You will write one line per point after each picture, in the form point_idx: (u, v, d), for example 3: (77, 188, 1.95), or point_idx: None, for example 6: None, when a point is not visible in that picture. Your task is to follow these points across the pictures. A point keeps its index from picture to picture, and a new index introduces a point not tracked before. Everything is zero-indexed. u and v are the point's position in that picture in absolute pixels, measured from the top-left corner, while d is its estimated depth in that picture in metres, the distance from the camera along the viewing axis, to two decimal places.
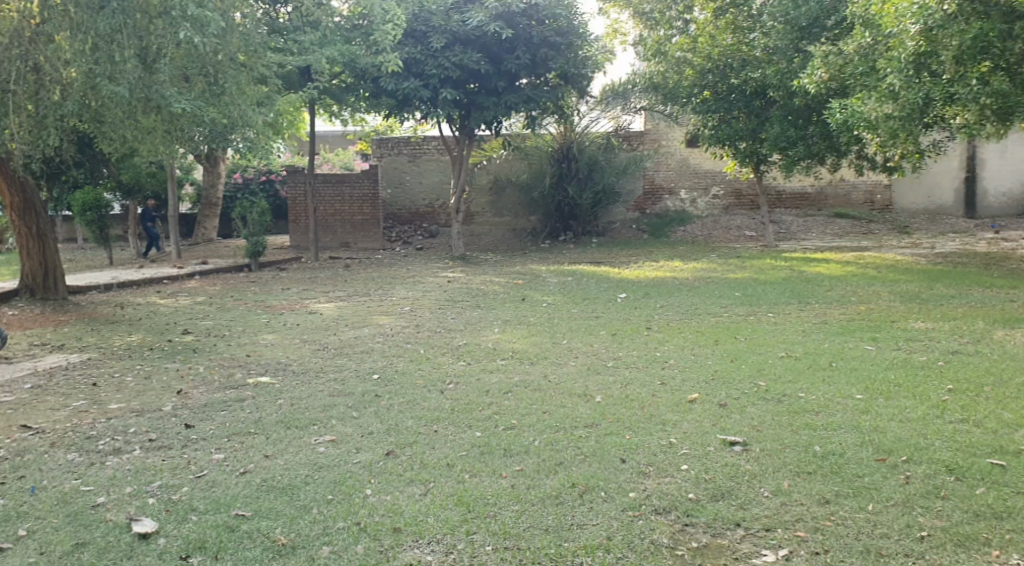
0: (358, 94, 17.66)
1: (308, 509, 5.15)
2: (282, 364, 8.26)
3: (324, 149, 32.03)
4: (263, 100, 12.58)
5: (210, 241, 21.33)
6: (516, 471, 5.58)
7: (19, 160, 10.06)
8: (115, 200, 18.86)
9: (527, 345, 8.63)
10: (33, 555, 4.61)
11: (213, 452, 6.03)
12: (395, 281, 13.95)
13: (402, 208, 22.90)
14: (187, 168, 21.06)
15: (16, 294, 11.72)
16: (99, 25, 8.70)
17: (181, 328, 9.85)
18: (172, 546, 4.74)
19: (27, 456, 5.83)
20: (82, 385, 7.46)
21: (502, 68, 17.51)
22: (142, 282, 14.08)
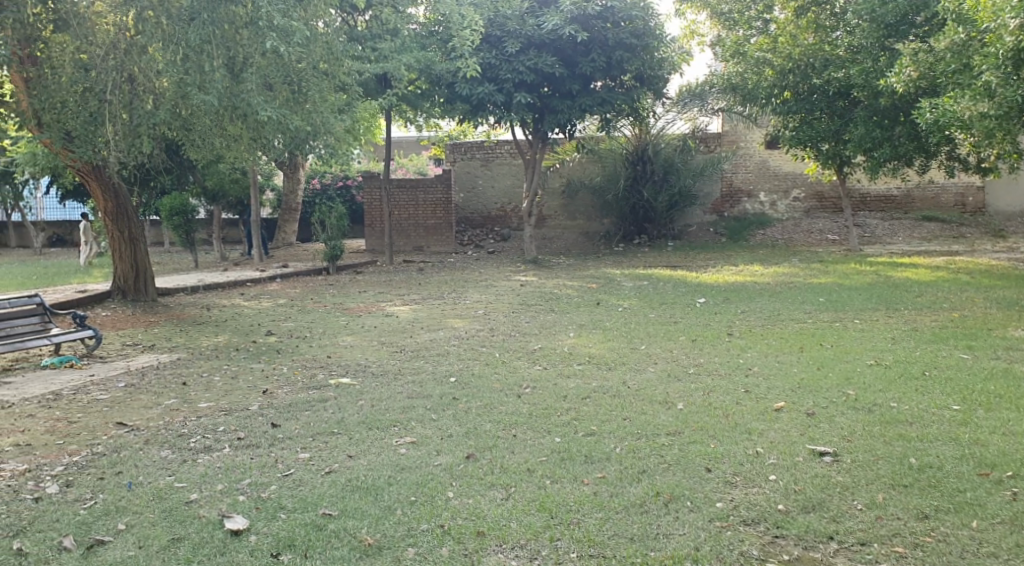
0: (433, 100, 17.91)
1: (393, 510, 5.21)
2: (362, 365, 8.39)
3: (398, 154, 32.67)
4: (342, 107, 12.83)
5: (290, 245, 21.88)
6: (598, 478, 5.52)
7: (114, 168, 10.50)
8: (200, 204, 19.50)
9: (605, 350, 8.57)
10: (133, 548, 4.78)
11: (299, 451, 6.15)
12: (468, 285, 14.04)
13: (474, 212, 23.08)
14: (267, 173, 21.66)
15: (110, 296, 12.21)
16: (190, 36, 8.98)
17: (265, 330, 10.12)
18: (263, 543, 4.84)
19: (124, 453, 6.04)
20: (173, 384, 7.71)
21: (577, 71, 17.47)
22: (227, 284, 14.52)
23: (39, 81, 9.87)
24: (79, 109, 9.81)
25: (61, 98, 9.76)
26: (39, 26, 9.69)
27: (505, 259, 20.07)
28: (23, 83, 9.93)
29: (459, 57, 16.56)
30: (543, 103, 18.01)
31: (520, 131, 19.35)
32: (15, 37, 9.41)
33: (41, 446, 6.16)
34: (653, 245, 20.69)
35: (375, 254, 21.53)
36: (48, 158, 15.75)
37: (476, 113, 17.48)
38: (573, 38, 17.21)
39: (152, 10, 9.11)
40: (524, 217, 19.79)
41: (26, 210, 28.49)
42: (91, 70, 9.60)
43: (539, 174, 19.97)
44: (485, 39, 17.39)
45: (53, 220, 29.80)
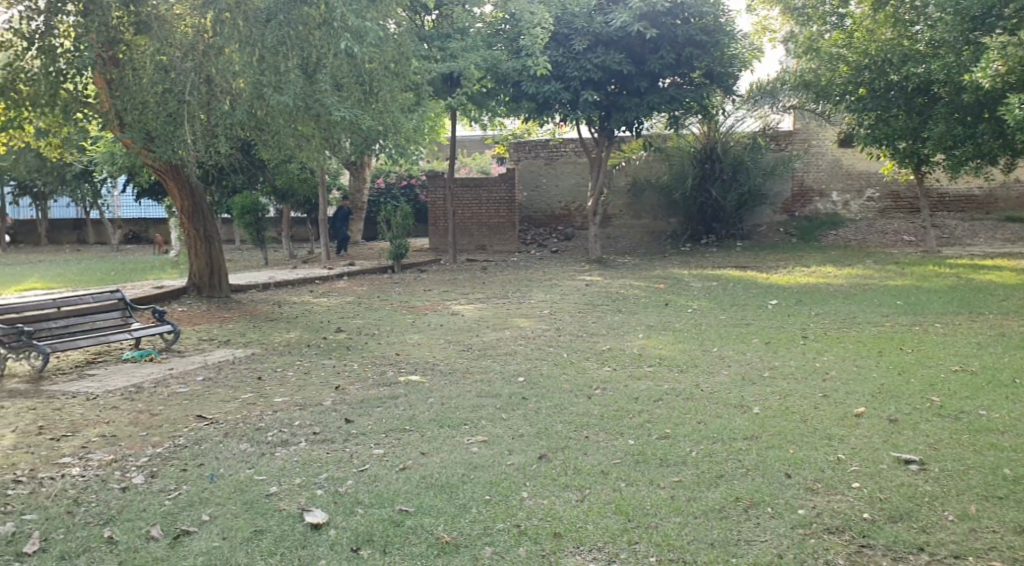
0: (499, 98, 17.98)
1: (468, 508, 5.21)
2: (430, 363, 8.44)
3: (461, 152, 32.94)
4: (411, 107, 12.95)
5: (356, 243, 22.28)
6: (674, 482, 5.45)
7: (192, 167, 10.84)
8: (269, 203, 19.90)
9: (675, 352, 8.45)
10: (217, 539, 4.86)
11: (373, 447, 6.21)
12: (532, 284, 14.03)
13: (538, 211, 23.08)
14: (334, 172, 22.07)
15: (186, 292, 12.55)
16: (267, 38, 9.27)
17: (334, 327, 10.27)
18: (342, 538, 4.88)
19: (205, 445, 6.19)
20: (249, 378, 7.88)
21: (644, 68, 17.35)
22: (296, 282, 14.78)
23: (121, 82, 10.27)
24: (159, 109, 10.11)
25: (142, 99, 10.10)
26: (122, 29, 10.07)
27: (570, 258, 19.99)
28: (105, 85, 10.42)
29: (529, 56, 16.53)
30: (610, 101, 17.92)
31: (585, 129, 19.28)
32: (99, 40, 9.80)
33: (126, 437, 6.33)
34: (721, 245, 20.40)
35: (439, 253, 21.71)
36: (126, 158, 16.33)
37: (542, 112, 17.67)
38: (642, 35, 17.07)
39: (230, 13, 9.33)
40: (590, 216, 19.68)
41: (104, 208, 29.52)
42: (171, 71, 9.89)
43: (605, 172, 19.84)
44: (553, 36, 17.43)
45: (130, 218, 30.91)
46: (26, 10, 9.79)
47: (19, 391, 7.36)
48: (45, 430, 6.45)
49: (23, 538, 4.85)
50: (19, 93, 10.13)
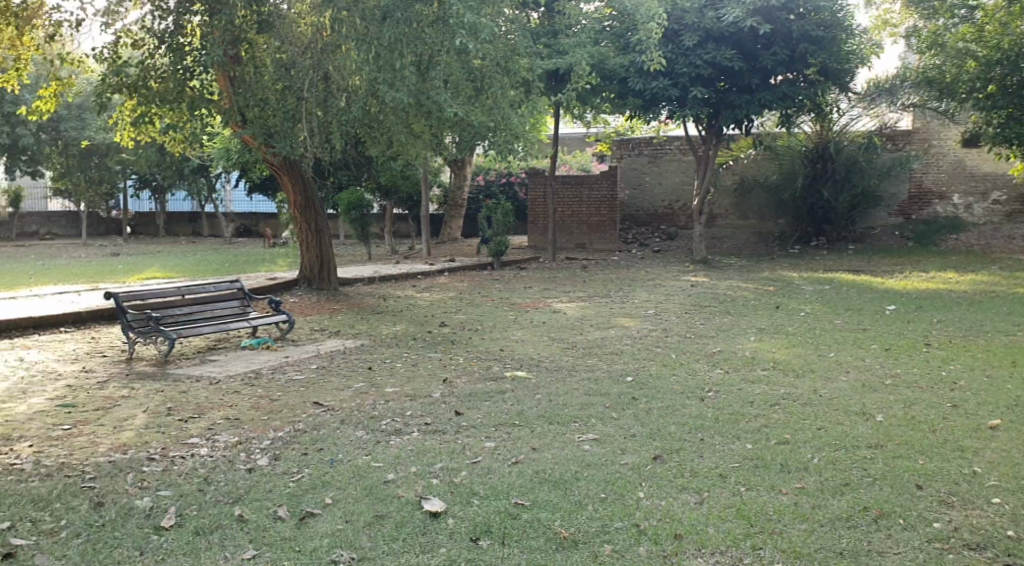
0: (605, 96, 18.02)
1: (585, 505, 5.01)
2: (536, 360, 8.48)
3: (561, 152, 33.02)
4: (518, 105, 13.09)
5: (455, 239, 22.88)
6: (798, 489, 5.21)
7: (308, 163, 11.27)
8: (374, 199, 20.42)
9: (790, 356, 8.23)
10: (341, 521, 4.71)
11: (484, 440, 6.18)
12: (635, 283, 13.94)
13: (639, 210, 22.96)
14: (436, 170, 22.60)
15: (298, 285, 12.96)
16: (383, 34, 9.48)
17: (439, 321, 10.48)
18: (461, 527, 4.70)
19: (323, 430, 6.25)
20: (360, 368, 8.10)
21: (757, 64, 17.06)
22: (400, 277, 15.11)
23: (243, 79, 10.72)
24: (279, 105, 10.65)
25: (263, 95, 10.60)
26: (246, 28, 10.47)
27: (672, 258, 19.77)
28: (228, 83, 10.97)
29: (637, 52, 16.78)
30: (719, 98, 17.70)
31: (692, 128, 19.01)
32: (224, 39, 10.21)
33: (249, 420, 6.43)
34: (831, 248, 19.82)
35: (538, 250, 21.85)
36: (241, 154, 17.22)
37: (648, 108, 17.56)
38: (755, 31, 16.85)
39: (348, 11, 9.62)
40: (694, 216, 19.38)
41: (218, 203, 30.97)
42: (291, 70, 10.31)
43: (711, 171, 19.51)
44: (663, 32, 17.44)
45: (242, 212, 32.27)
46: (157, 10, 10.44)
47: (148, 373, 7.73)
48: (173, 410, 6.57)
49: (160, 512, 4.62)
50: (150, 90, 10.89)
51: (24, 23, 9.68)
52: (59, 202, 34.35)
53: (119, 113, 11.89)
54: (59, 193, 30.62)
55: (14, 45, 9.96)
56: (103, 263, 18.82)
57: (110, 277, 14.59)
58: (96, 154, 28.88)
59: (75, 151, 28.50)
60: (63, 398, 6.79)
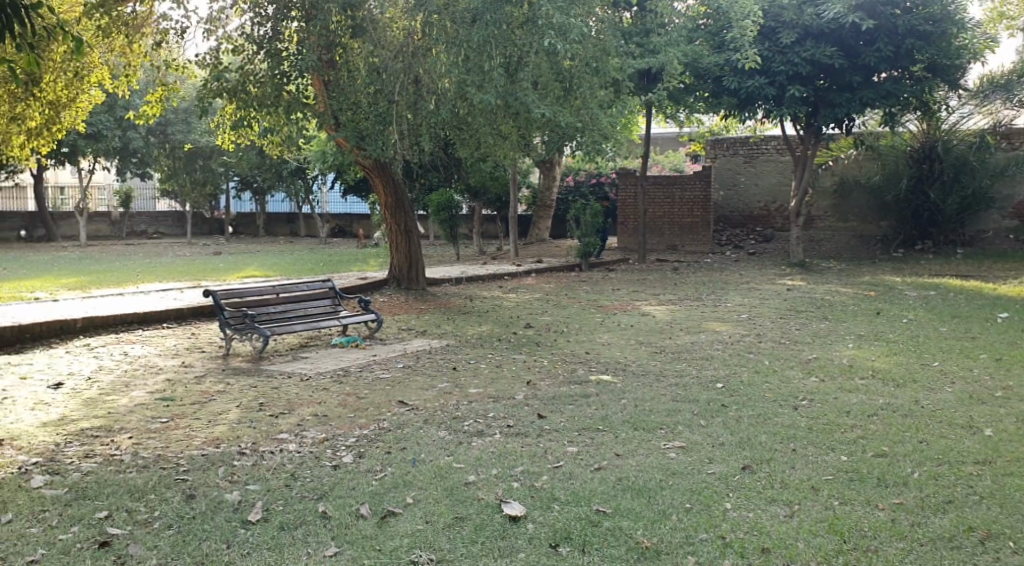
0: (698, 95, 17.61)
1: (668, 515, 4.84)
2: (622, 364, 8.34)
3: (654, 151, 32.50)
4: (607, 105, 12.99)
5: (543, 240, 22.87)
6: (895, 504, 4.91)
7: (398, 166, 11.51)
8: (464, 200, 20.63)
9: (890, 364, 7.82)
10: (421, 522, 4.71)
11: (566, 445, 6.09)
12: (727, 287, 13.57)
13: (733, 212, 22.37)
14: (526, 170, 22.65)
15: (388, 285, 13.20)
16: (472, 36, 9.57)
17: (525, 322, 10.47)
18: (540, 533, 4.61)
19: (407, 430, 6.32)
20: (445, 368, 8.17)
21: (859, 61, 16.34)
22: (487, 277, 15.19)
23: (337, 83, 11.01)
24: (371, 109, 10.82)
25: (355, 98, 10.84)
26: (340, 32, 10.73)
27: (767, 262, 19.19)
28: (322, 86, 11.46)
29: (732, 51, 16.52)
30: (818, 97, 17.06)
31: (789, 127, 18.37)
32: (319, 43, 10.55)
33: (336, 417, 6.56)
34: (938, 251, 18.79)
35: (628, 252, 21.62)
36: (336, 157, 17.72)
37: (744, 107, 17.04)
38: (857, 26, 16.16)
39: (439, 15, 9.86)
40: (791, 218, 18.73)
41: (315, 204, 31.99)
42: (382, 73, 10.48)
43: (810, 172, 18.81)
44: (759, 30, 16.99)
45: (338, 212, 33.19)
46: (256, 17, 10.82)
47: (242, 368, 8.01)
48: (265, 406, 6.76)
49: (248, 507, 4.74)
50: (249, 94, 11.38)
51: (134, 32, 10.36)
52: (166, 203, 36.23)
53: (220, 116, 12.41)
54: (166, 195, 32.28)
55: (124, 52, 10.59)
56: (205, 261, 19.74)
57: (212, 276, 15.25)
58: (200, 157, 30.35)
59: (182, 155, 29.98)
60: (162, 392, 7.10)
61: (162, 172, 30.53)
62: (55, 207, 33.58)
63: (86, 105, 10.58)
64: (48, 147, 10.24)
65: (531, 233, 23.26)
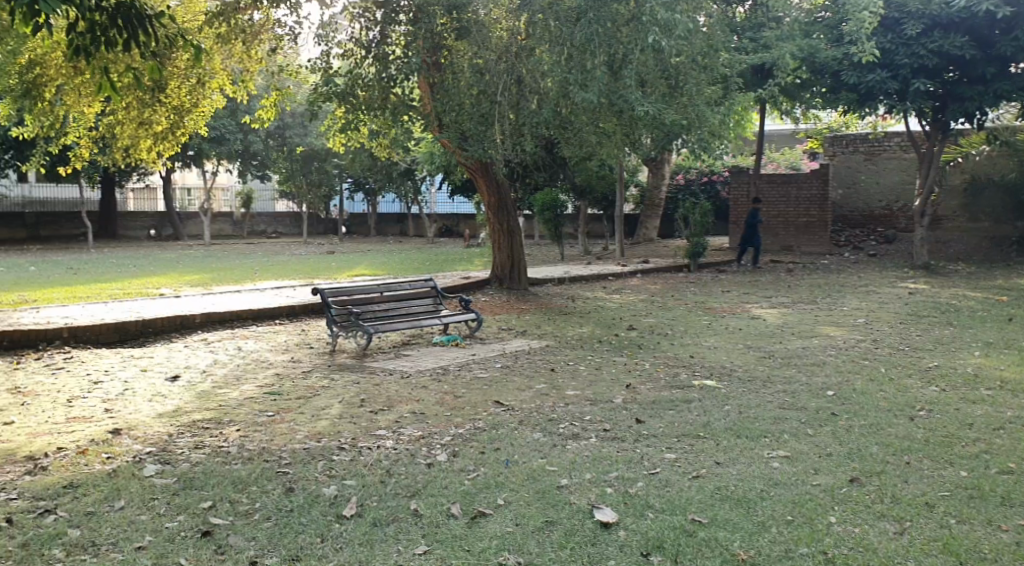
0: (815, 90, 17.13)
1: (767, 527, 4.59)
2: (728, 369, 8.06)
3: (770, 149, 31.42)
4: (715, 102, 12.70)
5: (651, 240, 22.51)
6: (1020, 526, 4.50)
7: (501, 165, 11.57)
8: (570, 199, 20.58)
9: (1022, 375, 7.22)
10: (511, 524, 4.65)
11: (664, 451, 5.91)
12: (844, 289, 12.91)
13: (854, 211, 21.24)
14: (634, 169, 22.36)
15: (490, 284, 13.31)
16: (575, 35, 9.53)
17: (628, 324, 10.31)
18: (632, 540, 4.44)
19: (502, 430, 6.32)
20: (543, 369, 8.15)
21: (993, 52, 15.20)
22: (592, 278, 15.07)
23: (442, 84, 11.23)
24: (475, 110, 10.94)
25: (460, 100, 11.00)
26: (445, 35, 10.96)
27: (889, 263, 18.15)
28: (428, 89, 11.72)
29: (851, 43, 15.70)
30: (947, 90, 16.06)
31: (914, 121, 17.34)
32: (424, 45, 10.93)
33: (433, 416, 6.64)
34: None
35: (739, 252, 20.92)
36: (444, 158, 18.02)
37: (864, 102, 16.16)
38: (992, 15, 15.02)
39: (542, 14, 9.87)
40: (915, 218, 17.65)
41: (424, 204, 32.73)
42: (486, 74, 10.56)
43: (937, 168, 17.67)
44: (881, 21, 16.09)
45: (446, 212, 33.87)
46: (366, 22, 11.44)
47: (347, 364, 8.26)
48: (367, 402, 6.95)
49: (343, 501, 4.86)
50: (357, 98, 11.92)
51: (251, 39, 10.90)
52: (284, 202, 37.91)
53: (331, 120, 12.80)
54: (285, 195, 33.76)
55: (242, 59, 11.09)
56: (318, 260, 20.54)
57: (324, 274, 15.79)
58: (316, 159, 31.61)
59: (299, 156, 31.29)
60: (271, 386, 7.40)
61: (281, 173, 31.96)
62: (184, 207, 35.76)
63: (208, 110, 11.11)
64: (173, 150, 10.90)
65: (639, 232, 22.93)
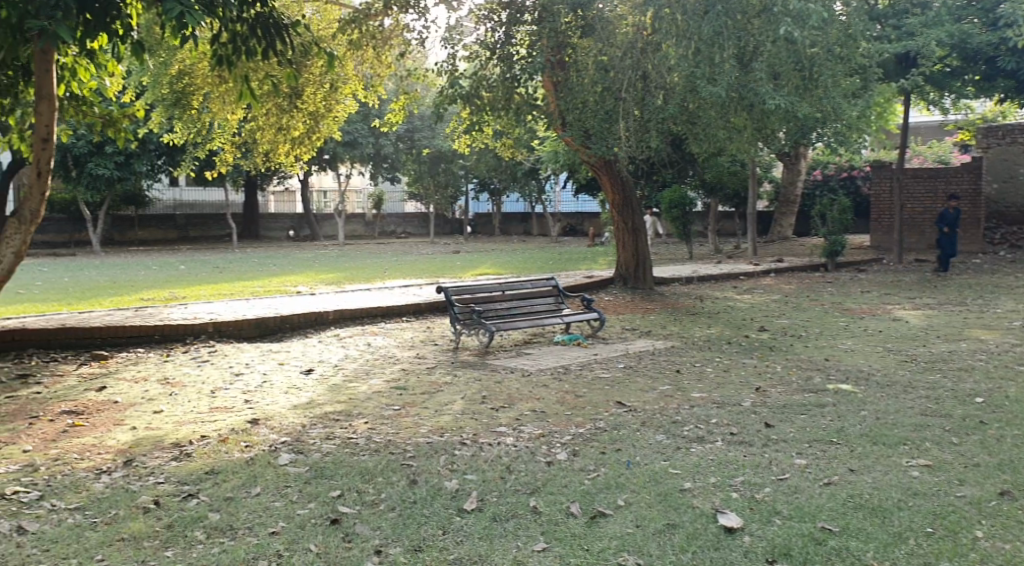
0: (966, 79, 15.92)
1: (905, 538, 4.28)
2: (865, 373, 7.61)
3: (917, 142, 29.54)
4: (853, 93, 12.07)
5: (786, 238, 21.64)
6: None
7: (625, 163, 11.43)
8: (698, 196, 20.09)
9: None
10: (631, 525, 4.56)
11: (794, 457, 5.63)
12: (999, 290, 11.93)
13: (1012, 207, 19.68)
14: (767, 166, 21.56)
15: (614, 283, 13.17)
16: (703, 29, 9.18)
17: (758, 325, 9.93)
18: (757, 546, 4.26)
19: (623, 431, 6.23)
20: (668, 370, 7.97)
21: None
22: (721, 277, 14.62)
23: (567, 83, 11.22)
24: (599, 108, 10.85)
25: (583, 99, 10.95)
26: (569, 33, 11.09)
27: None
28: (552, 88, 11.79)
29: (1008, 26, 14.51)
30: None
31: None
32: (549, 44, 11.00)
33: (553, 414, 6.63)
34: None
35: (882, 250, 19.72)
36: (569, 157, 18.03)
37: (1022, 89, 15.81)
38: None
39: (669, 8, 9.39)
40: None
41: (549, 203, 32.94)
42: (611, 71, 10.45)
43: None
44: None
45: (571, 211, 33.90)
46: (492, 24, 11.60)
47: (470, 361, 8.40)
48: (488, 399, 7.04)
49: (465, 495, 4.93)
50: (482, 99, 12.12)
51: (381, 44, 11.27)
52: (413, 203, 39.07)
53: (456, 121, 13.08)
54: (414, 196, 34.79)
55: (373, 65, 11.54)
56: (444, 258, 21.00)
57: (449, 273, 16.11)
58: (443, 160, 32.44)
59: (426, 158, 32.22)
60: (397, 381, 7.62)
61: (410, 175, 32.94)
62: (320, 208, 37.49)
63: (341, 115, 11.52)
64: (310, 154, 11.46)
65: (773, 230, 22.11)
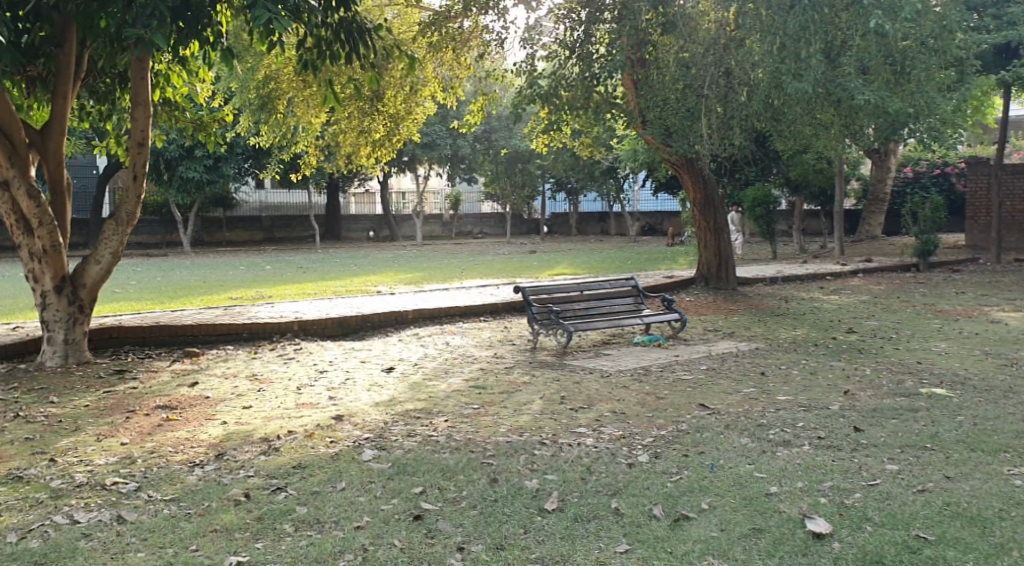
0: None
1: (1008, 550, 4.06)
2: (962, 377, 7.27)
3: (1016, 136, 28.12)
4: (948, 87, 11.57)
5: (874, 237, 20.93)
6: None
7: (705, 160, 11.23)
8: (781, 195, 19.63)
9: None
10: (715, 529, 4.46)
11: (886, 462, 5.43)
12: None
13: None
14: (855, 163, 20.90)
15: (695, 283, 12.97)
16: (789, 23, 8.82)
17: (846, 327, 9.62)
18: (847, 553, 4.12)
19: (707, 433, 6.11)
20: (752, 372, 7.80)
21: None
22: (806, 278, 14.23)
23: (648, 82, 11.09)
24: (680, 106, 10.68)
25: (664, 96, 10.80)
26: (650, 31, 10.90)
27: None
28: (632, 86, 11.79)
29: None
30: None
31: None
32: (629, 42, 10.89)
33: (634, 416, 6.56)
34: None
35: (977, 250, 18.85)
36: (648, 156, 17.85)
37: None
38: None
39: (753, 3, 9.27)
40: None
41: (626, 203, 32.71)
42: (692, 68, 10.25)
43: None
44: None
45: (648, 210, 33.55)
46: (571, 23, 11.58)
47: (547, 361, 8.39)
48: (567, 399, 7.02)
49: (545, 495, 4.92)
50: (561, 99, 12.06)
51: (461, 46, 11.35)
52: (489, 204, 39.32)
53: (535, 121, 13.12)
54: (490, 197, 35.02)
55: (452, 66, 11.72)
56: (521, 259, 21.09)
57: (526, 273, 16.18)
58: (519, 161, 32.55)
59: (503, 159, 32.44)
60: (476, 380, 7.68)
61: (485, 176, 33.18)
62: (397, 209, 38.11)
63: (421, 116, 11.69)
64: (390, 156, 11.62)
65: (860, 229, 21.41)
